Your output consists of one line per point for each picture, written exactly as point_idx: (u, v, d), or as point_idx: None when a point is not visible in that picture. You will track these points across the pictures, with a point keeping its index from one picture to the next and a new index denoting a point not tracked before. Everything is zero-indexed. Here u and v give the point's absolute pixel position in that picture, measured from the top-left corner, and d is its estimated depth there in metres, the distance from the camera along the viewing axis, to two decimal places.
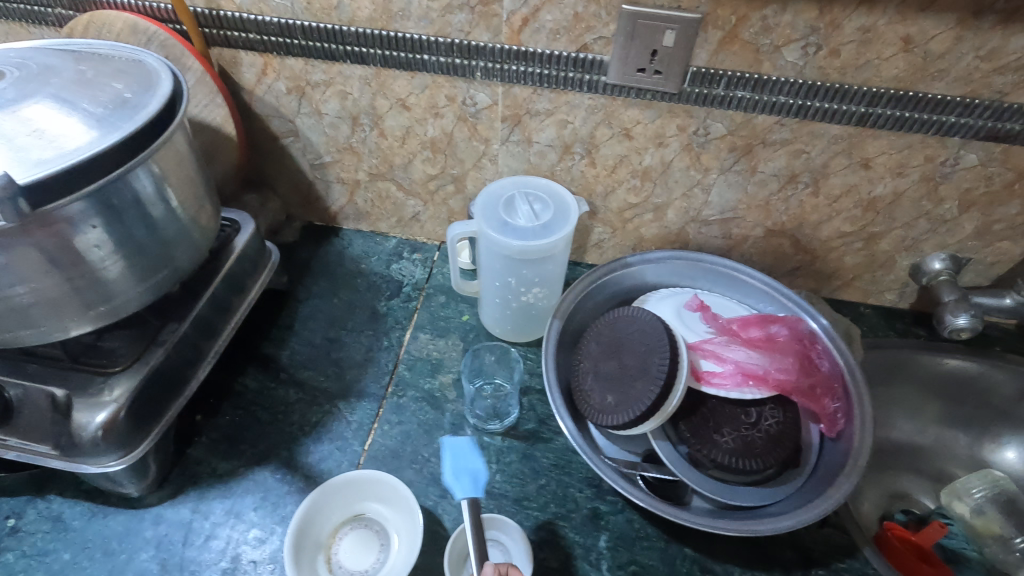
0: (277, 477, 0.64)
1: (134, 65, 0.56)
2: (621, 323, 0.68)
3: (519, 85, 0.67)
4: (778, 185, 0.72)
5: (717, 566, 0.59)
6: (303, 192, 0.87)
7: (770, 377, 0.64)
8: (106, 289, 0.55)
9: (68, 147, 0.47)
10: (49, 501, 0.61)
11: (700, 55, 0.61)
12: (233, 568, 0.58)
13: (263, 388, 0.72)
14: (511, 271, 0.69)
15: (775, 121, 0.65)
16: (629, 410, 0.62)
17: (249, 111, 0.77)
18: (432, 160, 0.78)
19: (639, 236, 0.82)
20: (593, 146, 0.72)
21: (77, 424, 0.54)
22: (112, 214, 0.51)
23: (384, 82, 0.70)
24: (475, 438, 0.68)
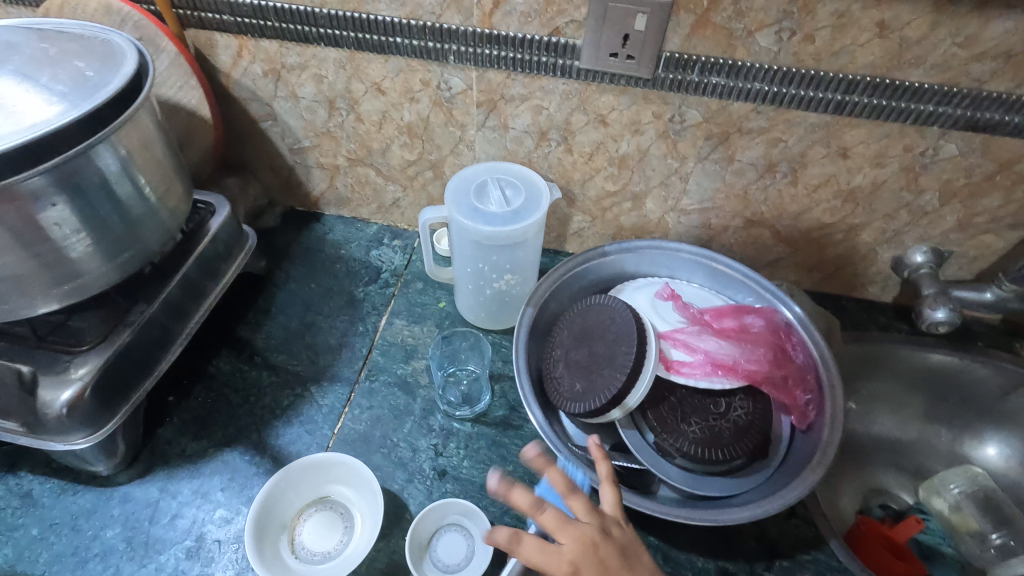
0: (245, 458, 0.64)
1: (100, 44, 0.56)
2: (592, 311, 0.68)
3: (493, 70, 0.66)
4: (756, 174, 0.71)
5: (681, 556, 0.59)
6: (283, 176, 0.87)
7: (740, 368, 0.64)
8: (72, 267, 0.55)
9: (26, 124, 0.47)
10: (19, 477, 0.62)
11: (673, 40, 0.60)
12: (197, 547, 0.58)
13: (237, 371, 0.72)
14: (483, 257, 0.69)
15: (751, 108, 0.64)
16: (596, 397, 0.62)
17: (226, 94, 0.77)
18: (410, 146, 0.78)
19: (618, 225, 0.81)
20: (569, 133, 0.71)
21: (42, 402, 0.55)
22: (75, 192, 0.51)
23: (358, 65, 0.70)
24: (445, 424, 0.68)
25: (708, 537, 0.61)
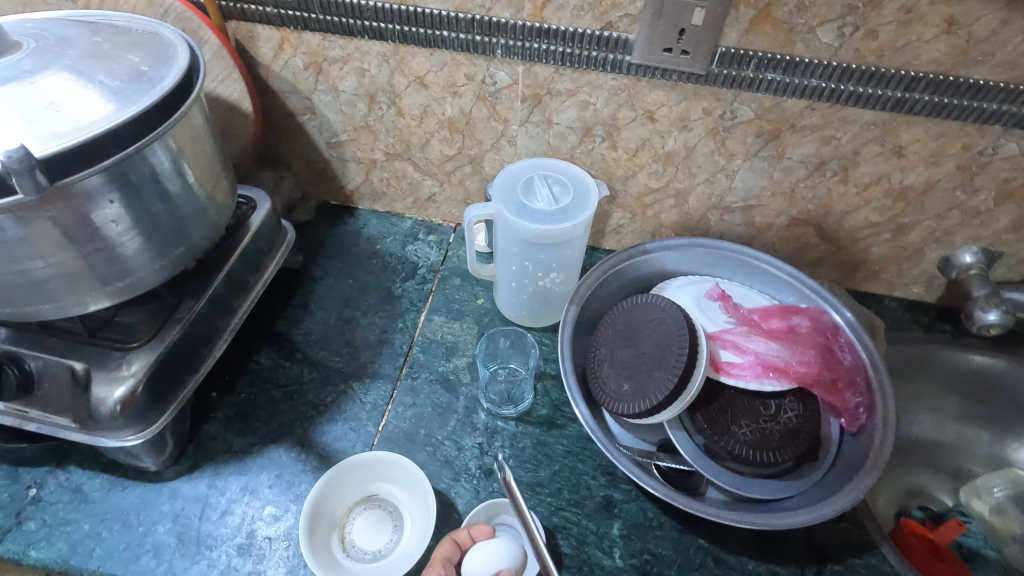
0: (292, 455, 0.64)
1: (151, 38, 0.55)
2: (639, 310, 0.67)
3: (541, 64, 0.65)
4: (806, 172, 0.69)
5: (730, 558, 0.59)
6: (318, 170, 0.86)
7: (792, 369, 0.63)
8: (124, 264, 0.55)
9: (85, 121, 0.46)
10: (69, 472, 0.62)
11: (730, 35, 0.59)
12: (248, 543, 0.58)
13: (278, 367, 0.72)
14: (529, 255, 0.68)
15: (806, 105, 0.63)
16: (646, 399, 0.61)
17: (266, 87, 0.76)
18: (450, 141, 0.77)
19: (658, 222, 0.80)
20: (615, 129, 0.70)
21: (96, 398, 0.55)
22: (129, 189, 0.51)
23: (403, 58, 0.69)
24: (489, 422, 0.68)
25: (755, 537, 0.61)
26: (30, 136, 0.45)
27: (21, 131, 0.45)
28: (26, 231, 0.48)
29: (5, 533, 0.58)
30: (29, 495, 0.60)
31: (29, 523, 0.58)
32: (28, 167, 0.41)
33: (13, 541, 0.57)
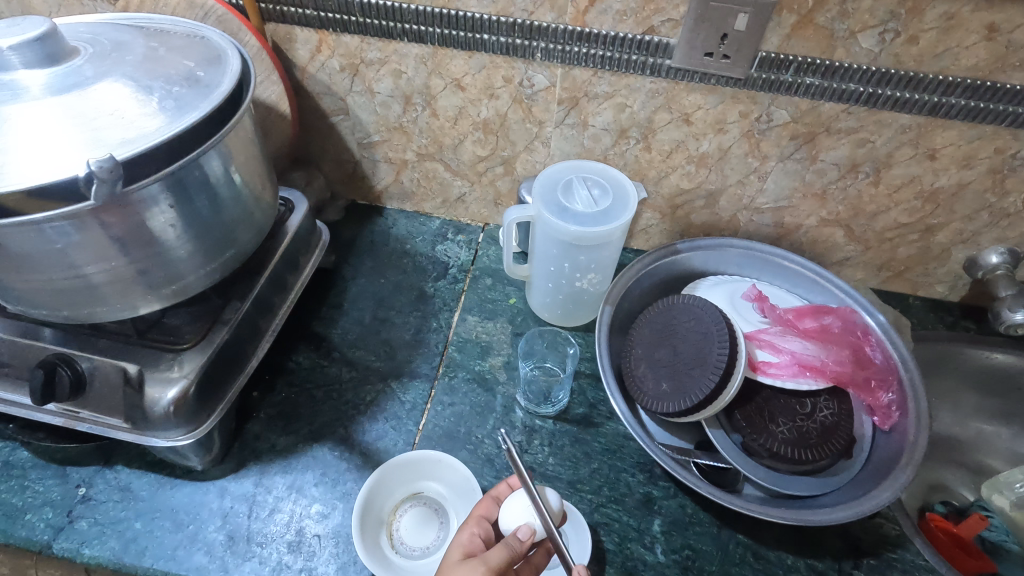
0: (335, 454, 0.65)
1: (203, 43, 0.55)
2: (676, 310, 0.68)
3: (579, 67, 0.66)
4: (838, 174, 0.70)
5: (769, 553, 0.60)
6: (348, 170, 0.87)
7: (828, 369, 0.64)
8: (175, 268, 0.56)
9: (147, 127, 0.47)
10: (116, 471, 0.63)
11: (771, 40, 0.59)
12: (298, 541, 0.59)
13: (316, 366, 0.73)
14: (568, 256, 0.69)
15: (843, 109, 0.64)
16: (685, 398, 0.62)
17: (301, 88, 0.76)
18: (483, 142, 0.77)
19: (687, 222, 0.81)
20: (650, 131, 0.71)
21: (149, 399, 0.56)
22: (183, 194, 0.52)
23: (441, 61, 0.69)
24: (528, 421, 0.69)
25: (791, 533, 0.62)
26: (98, 144, 0.45)
27: (86, 138, 0.45)
28: (83, 237, 0.48)
29: (58, 532, 0.58)
30: (79, 494, 0.61)
31: (80, 522, 0.59)
32: (116, 177, 0.43)
33: (65, 540, 0.58)
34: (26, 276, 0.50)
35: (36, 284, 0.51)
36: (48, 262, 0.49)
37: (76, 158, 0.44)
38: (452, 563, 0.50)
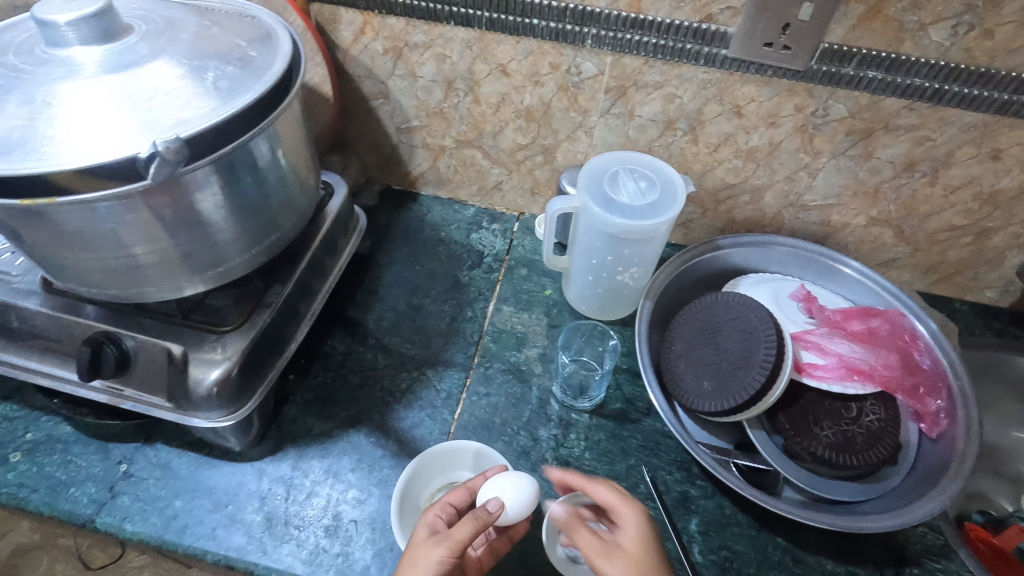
0: (371, 440, 0.65)
1: (254, 23, 0.55)
2: (720, 308, 0.67)
3: (630, 55, 0.64)
4: (893, 172, 0.68)
5: (809, 558, 0.59)
6: (384, 155, 0.86)
7: (877, 373, 0.62)
8: (222, 251, 0.55)
9: (202, 107, 0.46)
10: (156, 449, 0.64)
11: (835, 31, 0.57)
12: (335, 525, 0.59)
13: (351, 352, 0.73)
14: (611, 249, 0.68)
15: (904, 104, 0.61)
16: (728, 397, 0.61)
17: (342, 70, 0.75)
18: (524, 130, 0.76)
19: (729, 218, 0.79)
20: (699, 123, 0.69)
21: (193, 379, 0.56)
22: (232, 177, 0.51)
23: (487, 46, 0.68)
24: (564, 414, 0.68)
25: (832, 538, 0.61)
26: (157, 123, 0.45)
27: (141, 119, 0.45)
28: (134, 218, 0.48)
29: (101, 507, 0.59)
30: (121, 470, 0.62)
31: (122, 498, 0.60)
32: (179, 159, 0.43)
33: (108, 515, 0.59)
34: (79, 254, 0.50)
35: (88, 262, 0.51)
36: (97, 241, 0.49)
37: (135, 137, 0.44)
38: (417, 540, 0.50)
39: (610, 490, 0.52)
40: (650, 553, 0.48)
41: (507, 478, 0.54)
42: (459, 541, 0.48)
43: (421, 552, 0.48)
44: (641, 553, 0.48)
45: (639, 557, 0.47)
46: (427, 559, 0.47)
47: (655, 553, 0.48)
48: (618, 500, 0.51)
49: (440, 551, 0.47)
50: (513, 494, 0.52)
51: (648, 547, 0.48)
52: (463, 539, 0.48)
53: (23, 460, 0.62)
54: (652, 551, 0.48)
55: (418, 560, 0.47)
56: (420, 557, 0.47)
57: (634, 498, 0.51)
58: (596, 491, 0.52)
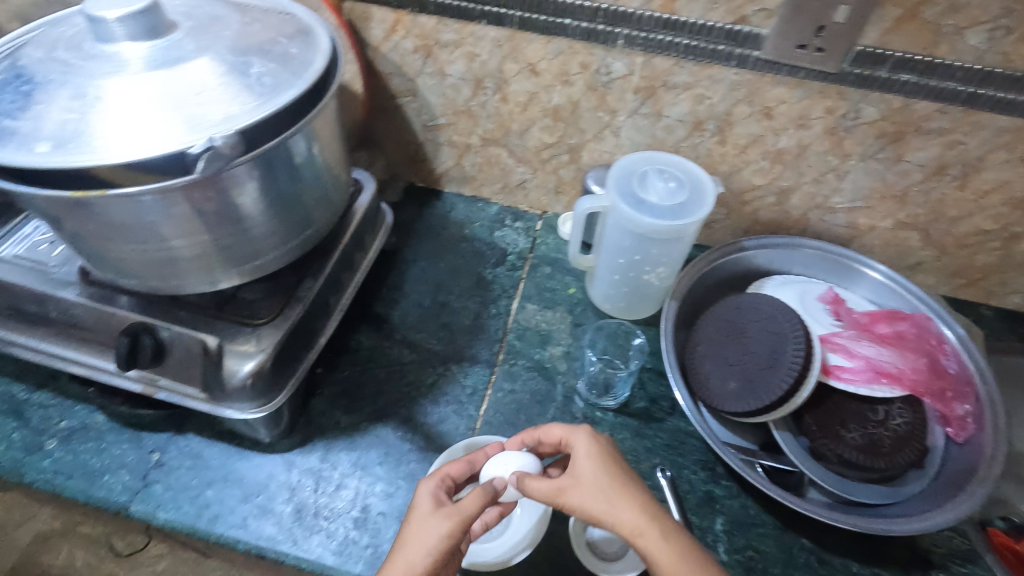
0: (398, 435, 0.66)
1: (294, 21, 0.56)
2: (746, 309, 0.67)
3: (661, 56, 0.64)
4: (922, 176, 0.68)
5: (834, 559, 0.59)
6: (409, 152, 0.87)
7: (905, 377, 0.62)
8: (258, 244, 0.56)
9: (247, 103, 0.47)
10: (188, 439, 0.65)
11: (870, 34, 0.57)
12: (364, 517, 0.60)
13: (377, 346, 0.73)
14: (639, 248, 0.68)
15: (937, 108, 0.61)
16: (755, 398, 0.61)
17: (372, 68, 0.76)
18: (551, 129, 0.76)
19: (754, 219, 0.79)
20: (727, 124, 0.69)
21: (228, 370, 0.57)
22: (271, 172, 0.52)
23: (517, 45, 0.68)
24: (588, 412, 0.68)
25: (857, 540, 0.61)
26: (204, 117, 0.46)
27: (189, 113, 0.46)
28: (177, 211, 0.49)
29: (134, 494, 0.60)
30: (153, 459, 0.63)
31: (155, 486, 0.61)
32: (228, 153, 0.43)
33: (142, 503, 0.60)
34: (122, 246, 0.51)
35: (130, 254, 0.52)
36: (139, 233, 0.50)
37: (183, 131, 0.45)
38: (421, 512, 0.51)
39: (559, 425, 0.56)
40: (606, 468, 0.51)
41: (511, 455, 0.56)
42: (467, 515, 0.50)
43: (426, 524, 0.50)
44: (597, 471, 0.51)
45: (595, 475, 0.51)
46: (435, 532, 0.49)
47: (612, 469, 0.51)
48: (568, 433, 0.55)
49: (448, 524, 0.49)
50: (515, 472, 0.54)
51: (602, 465, 0.51)
52: (469, 513, 0.50)
53: (58, 447, 0.63)
54: (607, 466, 0.51)
55: (425, 532, 0.49)
56: (427, 529, 0.49)
57: (582, 426, 0.55)
58: (546, 431, 0.56)
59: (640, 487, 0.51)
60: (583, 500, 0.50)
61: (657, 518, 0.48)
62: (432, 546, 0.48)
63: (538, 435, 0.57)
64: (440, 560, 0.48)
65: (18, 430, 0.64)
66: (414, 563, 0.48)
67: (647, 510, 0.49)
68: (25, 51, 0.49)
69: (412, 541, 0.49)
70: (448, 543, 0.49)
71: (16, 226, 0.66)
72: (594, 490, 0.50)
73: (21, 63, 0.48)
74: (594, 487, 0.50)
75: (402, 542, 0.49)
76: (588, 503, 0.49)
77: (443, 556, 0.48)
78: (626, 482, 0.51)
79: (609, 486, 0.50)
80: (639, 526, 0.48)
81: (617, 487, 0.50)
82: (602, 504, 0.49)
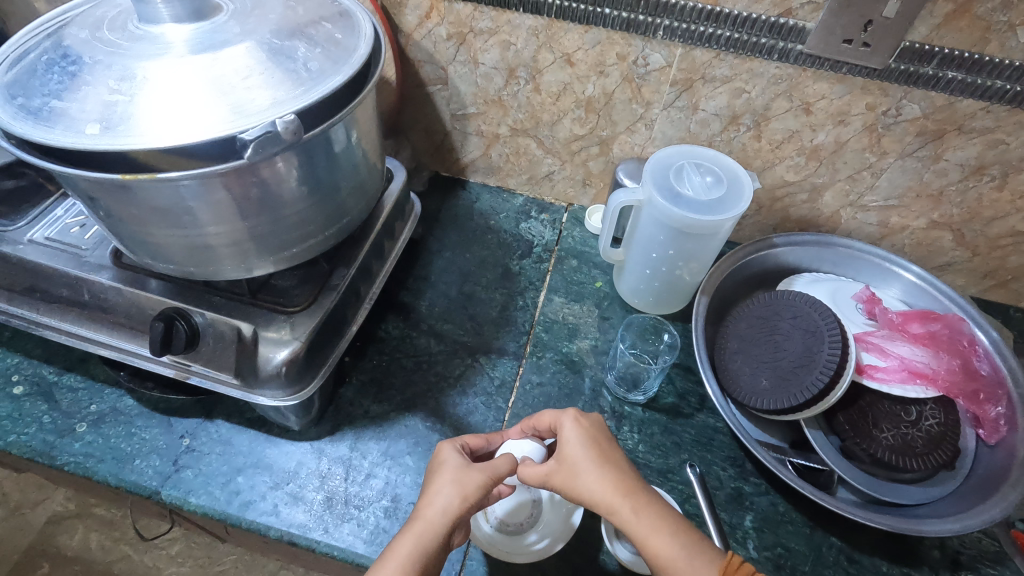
0: (427, 425, 0.66)
1: (337, 6, 0.55)
2: (780, 305, 0.66)
3: (701, 48, 0.64)
4: (960, 175, 0.67)
5: (864, 558, 0.59)
6: (436, 141, 0.86)
7: (940, 377, 0.61)
8: (294, 232, 0.56)
9: (294, 87, 0.47)
10: (217, 425, 0.65)
11: (919, 29, 0.56)
12: (394, 507, 0.60)
13: (405, 336, 0.73)
14: (673, 243, 0.68)
15: (982, 107, 0.60)
16: (788, 396, 0.61)
17: (403, 55, 0.75)
18: (583, 120, 0.76)
19: (784, 216, 0.79)
20: (764, 119, 0.68)
21: (262, 358, 0.57)
22: (311, 159, 0.52)
23: (554, 34, 0.67)
24: (617, 406, 0.68)
25: (886, 540, 0.61)
26: (253, 101, 0.45)
27: (238, 96, 0.45)
28: (219, 198, 0.48)
29: (165, 480, 0.60)
30: (183, 444, 0.63)
31: (186, 472, 0.61)
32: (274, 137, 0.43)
33: (173, 488, 0.60)
34: (162, 230, 0.51)
35: (169, 238, 0.52)
36: (178, 218, 0.50)
37: (232, 113, 0.44)
38: (452, 465, 0.54)
39: (549, 410, 0.58)
40: (589, 449, 0.54)
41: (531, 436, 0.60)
42: (499, 472, 0.54)
43: (457, 475, 0.53)
44: (581, 452, 0.54)
45: (579, 457, 0.54)
46: (472, 482, 0.53)
47: (596, 450, 0.54)
48: (557, 417, 0.57)
49: (482, 477, 0.53)
50: (535, 450, 0.59)
51: (586, 446, 0.54)
52: (501, 472, 0.54)
53: (89, 430, 0.63)
54: (590, 447, 0.54)
55: (461, 482, 0.52)
56: (461, 481, 0.53)
57: (569, 409, 0.57)
58: (537, 417, 0.59)
59: (622, 465, 0.54)
60: (567, 480, 0.53)
61: (631, 496, 0.51)
62: (465, 495, 0.51)
63: (531, 422, 0.60)
64: (468, 510, 0.52)
65: (47, 413, 0.64)
66: (449, 509, 0.51)
67: (622, 488, 0.52)
68: (69, 31, 0.48)
69: (446, 490, 0.52)
70: (478, 496, 0.52)
71: (47, 208, 0.65)
72: (579, 473, 0.53)
73: (65, 43, 0.47)
74: (577, 469, 0.53)
75: (431, 494, 0.52)
76: (571, 484, 0.53)
77: (473, 505, 0.52)
78: (608, 461, 0.54)
79: (591, 466, 0.53)
80: (616, 503, 0.51)
81: (598, 466, 0.53)
82: (584, 483, 0.52)
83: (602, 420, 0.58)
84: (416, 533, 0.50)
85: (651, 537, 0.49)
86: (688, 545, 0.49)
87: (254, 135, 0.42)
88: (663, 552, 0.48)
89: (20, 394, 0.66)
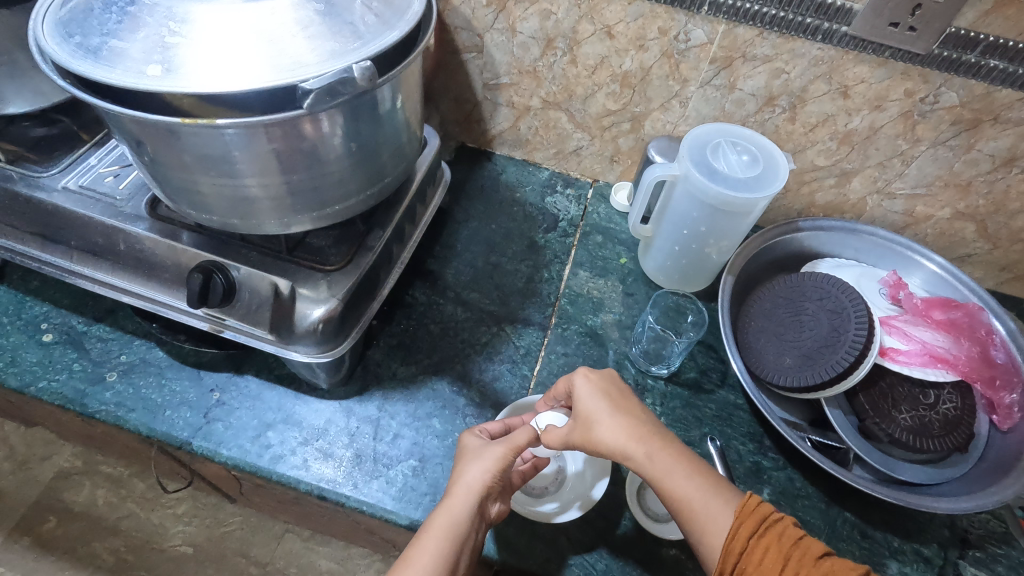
0: (453, 389, 0.67)
1: None
2: (805, 288, 0.68)
3: (745, 25, 0.64)
4: (990, 166, 0.68)
5: (876, 533, 0.61)
6: (465, 110, 0.85)
7: (959, 363, 0.63)
8: (336, 192, 0.56)
9: (353, 40, 0.47)
10: (247, 380, 0.66)
11: (967, 15, 0.57)
12: (423, 466, 0.61)
13: (431, 303, 0.74)
14: (705, 219, 0.69)
15: (1019, 97, 0.61)
16: (811, 375, 0.63)
17: (440, 20, 0.75)
18: (617, 95, 0.76)
19: (810, 201, 0.80)
20: (801, 101, 0.68)
21: (298, 314, 0.57)
22: (358, 117, 0.51)
23: (597, 5, 0.67)
24: (640, 379, 0.69)
25: (898, 517, 0.63)
26: (312, 51, 0.45)
27: (299, 45, 0.45)
28: (266, 151, 0.49)
29: (196, 431, 0.61)
30: (213, 398, 0.64)
31: (217, 424, 0.62)
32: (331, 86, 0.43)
33: (205, 440, 0.61)
34: (209, 179, 0.51)
35: (215, 189, 0.52)
36: (225, 168, 0.50)
37: (294, 63, 0.44)
38: (473, 446, 0.56)
39: (561, 377, 0.59)
40: (602, 400, 0.55)
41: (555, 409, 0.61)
42: (517, 443, 0.55)
43: (478, 454, 0.54)
44: (595, 404, 0.55)
45: (593, 409, 0.55)
46: (491, 453, 0.54)
47: (608, 401, 0.55)
48: (568, 380, 0.58)
49: (501, 449, 0.54)
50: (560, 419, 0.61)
51: (600, 398, 0.55)
52: (522, 443, 0.55)
53: (119, 380, 0.64)
54: (603, 399, 0.55)
55: (481, 455, 0.54)
56: (483, 454, 0.54)
57: (579, 367, 0.58)
58: (553, 387, 0.60)
59: (636, 412, 0.55)
60: (585, 435, 0.55)
61: (644, 441, 0.53)
62: (488, 468, 0.53)
63: (552, 392, 0.61)
64: (495, 481, 0.53)
65: (78, 361, 0.65)
66: (474, 483, 0.52)
67: (636, 434, 0.53)
68: None
69: (470, 466, 0.54)
70: (504, 469, 0.54)
71: (80, 157, 0.65)
72: (597, 424, 0.54)
73: None
74: (594, 420, 0.54)
75: (458, 471, 0.54)
76: (589, 435, 0.54)
77: (500, 477, 0.53)
78: (623, 411, 0.55)
79: (604, 416, 0.54)
80: (629, 448, 0.53)
81: (612, 415, 0.54)
82: (600, 434, 0.54)
83: (614, 372, 0.58)
84: (449, 509, 0.52)
85: (666, 478, 0.51)
86: (703, 486, 0.50)
87: (316, 85, 0.42)
88: (680, 490, 0.50)
89: (50, 342, 0.66)
